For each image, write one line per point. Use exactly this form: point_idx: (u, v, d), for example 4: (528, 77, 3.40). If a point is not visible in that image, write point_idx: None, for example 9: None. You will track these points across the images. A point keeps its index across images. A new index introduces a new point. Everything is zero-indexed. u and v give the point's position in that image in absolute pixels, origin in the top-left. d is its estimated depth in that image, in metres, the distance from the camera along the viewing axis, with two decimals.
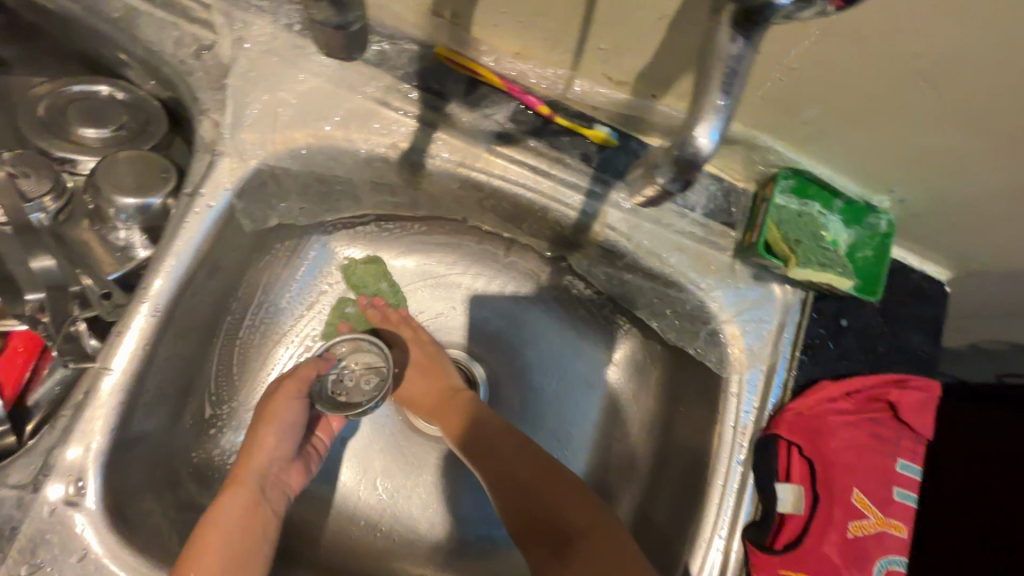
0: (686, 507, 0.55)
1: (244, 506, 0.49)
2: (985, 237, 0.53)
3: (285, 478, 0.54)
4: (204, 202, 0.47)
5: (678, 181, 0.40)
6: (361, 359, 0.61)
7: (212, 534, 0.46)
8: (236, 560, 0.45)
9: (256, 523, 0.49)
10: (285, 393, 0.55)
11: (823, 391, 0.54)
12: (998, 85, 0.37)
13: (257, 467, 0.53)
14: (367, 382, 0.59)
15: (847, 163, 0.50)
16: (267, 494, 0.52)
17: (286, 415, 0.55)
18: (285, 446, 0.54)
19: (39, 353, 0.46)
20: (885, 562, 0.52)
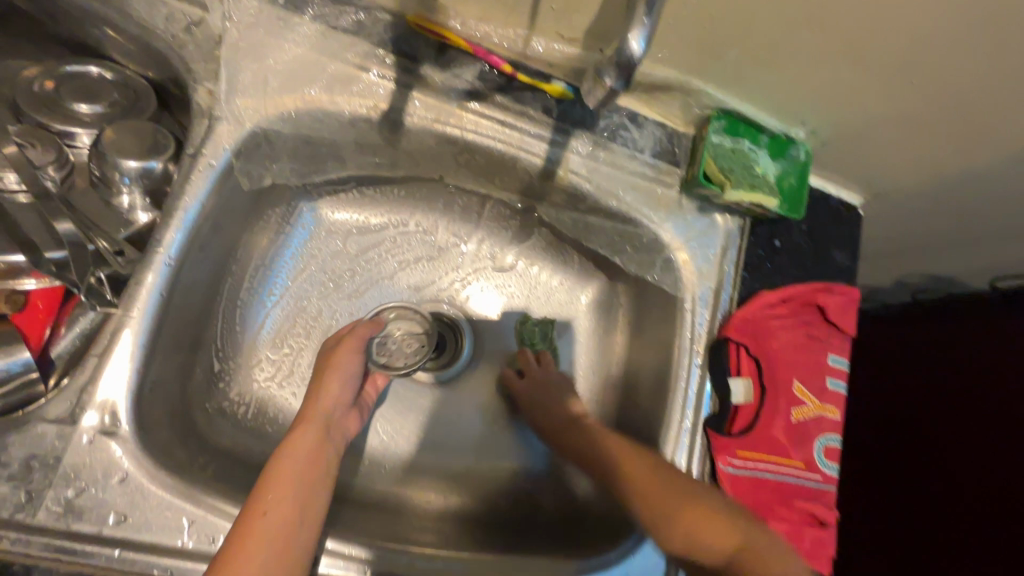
0: (656, 412, 0.63)
1: (313, 442, 0.53)
2: (883, 161, 0.63)
3: (346, 422, 0.59)
4: (207, 161, 0.52)
5: (622, 78, 0.42)
6: (401, 326, 0.69)
7: (286, 465, 0.50)
8: (307, 486, 0.49)
9: (323, 462, 0.53)
10: (347, 346, 0.61)
11: (763, 299, 0.63)
12: (866, 21, 0.47)
13: (324, 408, 0.57)
14: (410, 346, 0.68)
15: (768, 102, 0.58)
16: (331, 433, 0.56)
17: (346, 366, 0.60)
18: (345, 393, 0.59)
19: (59, 308, 0.49)
20: (823, 440, 0.61)
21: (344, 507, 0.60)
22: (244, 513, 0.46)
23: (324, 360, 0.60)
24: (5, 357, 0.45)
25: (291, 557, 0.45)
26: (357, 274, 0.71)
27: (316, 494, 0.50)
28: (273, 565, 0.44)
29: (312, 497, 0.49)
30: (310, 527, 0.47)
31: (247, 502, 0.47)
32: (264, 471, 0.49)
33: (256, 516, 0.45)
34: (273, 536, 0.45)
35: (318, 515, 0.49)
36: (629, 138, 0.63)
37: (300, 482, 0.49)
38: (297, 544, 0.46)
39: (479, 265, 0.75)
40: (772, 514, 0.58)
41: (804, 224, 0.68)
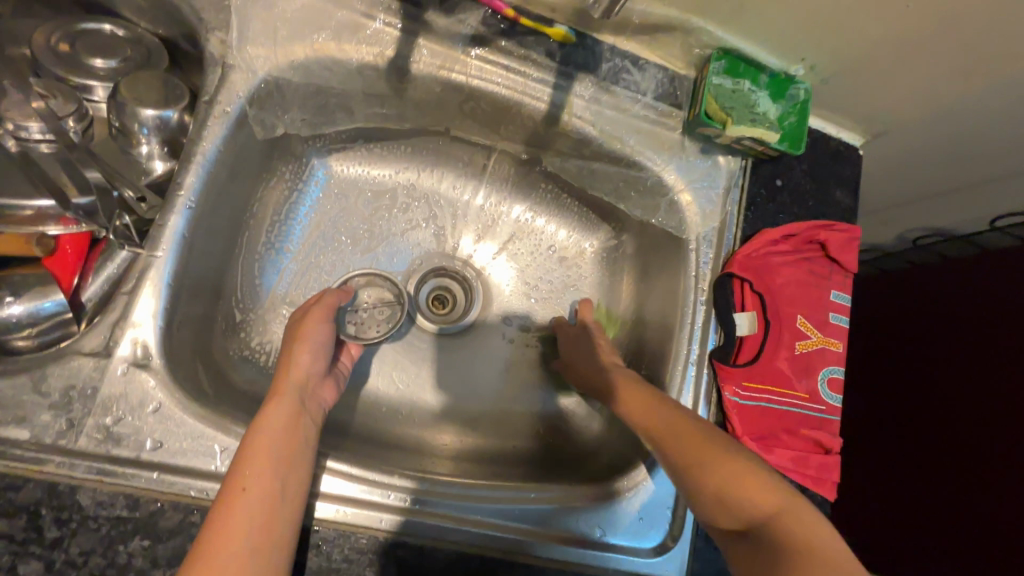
0: (661, 350, 0.65)
1: (292, 415, 0.50)
2: (884, 96, 0.64)
3: (320, 392, 0.56)
4: (222, 108, 0.54)
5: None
6: (372, 294, 0.69)
7: (263, 437, 0.46)
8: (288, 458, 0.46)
9: (301, 430, 0.49)
10: (314, 316, 0.58)
11: (766, 236, 0.64)
12: None
13: (297, 380, 0.54)
14: (381, 314, 0.68)
15: (765, 39, 0.59)
16: (306, 404, 0.53)
17: (316, 336, 0.57)
18: (319, 364, 0.56)
19: (87, 252, 0.52)
20: (826, 372, 0.62)
21: (365, 446, 0.62)
22: (226, 489, 0.43)
23: (293, 330, 0.57)
24: (39, 297, 0.48)
25: (275, 530, 0.43)
26: (367, 229, 0.72)
27: (298, 468, 0.47)
28: (259, 539, 0.42)
29: (295, 469, 0.46)
30: (293, 501, 0.45)
31: (227, 477, 0.44)
32: (241, 445, 0.46)
33: (237, 492, 0.43)
34: (258, 510, 0.43)
35: (296, 485, 0.46)
36: (631, 81, 0.64)
37: (280, 454, 0.46)
38: (279, 518, 0.44)
39: (487, 218, 0.76)
40: (777, 441, 0.60)
41: (804, 163, 0.69)
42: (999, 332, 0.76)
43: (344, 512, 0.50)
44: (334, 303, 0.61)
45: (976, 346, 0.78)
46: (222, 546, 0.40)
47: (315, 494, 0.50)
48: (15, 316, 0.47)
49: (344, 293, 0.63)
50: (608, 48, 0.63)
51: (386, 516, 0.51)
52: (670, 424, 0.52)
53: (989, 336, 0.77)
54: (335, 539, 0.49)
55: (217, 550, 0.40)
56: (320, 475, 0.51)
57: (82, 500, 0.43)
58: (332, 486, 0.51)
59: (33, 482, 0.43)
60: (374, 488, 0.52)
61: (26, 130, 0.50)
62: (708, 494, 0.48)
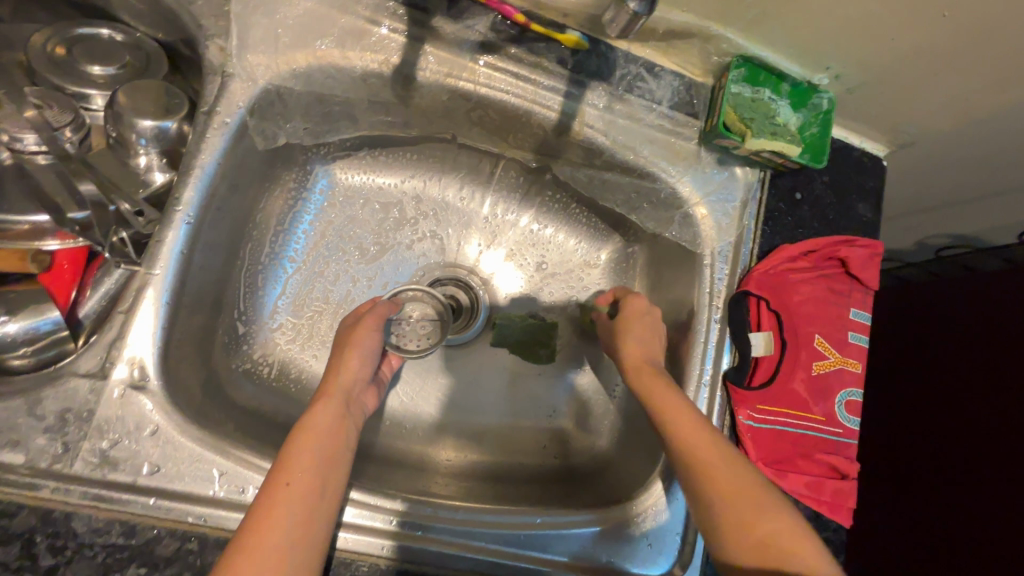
0: (674, 368, 0.63)
1: (334, 418, 0.49)
2: (912, 106, 0.61)
3: (363, 398, 0.55)
4: (221, 119, 0.52)
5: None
6: (416, 309, 0.67)
7: (309, 437, 0.46)
8: (330, 459, 0.46)
9: (345, 433, 0.49)
10: (365, 323, 0.57)
11: (785, 253, 0.62)
12: None
13: (344, 382, 0.53)
14: (423, 329, 0.66)
15: (788, 47, 0.56)
16: (351, 409, 0.52)
17: (366, 343, 0.56)
18: (368, 369, 0.56)
19: (83, 269, 0.51)
20: (844, 394, 0.60)
21: (367, 463, 0.61)
22: (269, 484, 0.43)
23: (347, 334, 0.56)
24: (33, 316, 0.46)
25: (315, 527, 0.42)
26: (373, 237, 0.70)
27: (339, 469, 0.46)
28: (299, 535, 0.41)
29: (336, 471, 0.46)
30: (331, 500, 0.45)
31: (273, 470, 0.44)
32: (287, 441, 0.46)
33: (280, 485, 0.43)
34: (299, 506, 0.42)
35: (336, 488, 0.45)
36: (646, 89, 0.61)
37: (323, 453, 0.46)
38: (317, 517, 0.43)
39: (494, 226, 0.74)
40: (792, 466, 0.58)
41: (825, 175, 0.66)
42: (1002, 317, 0.71)
43: (344, 538, 0.49)
44: (385, 314, 0.59)
45: (985, 338, 0.72)
46: (258, 543, 0.40)
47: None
48: (11, 333, 0.46)
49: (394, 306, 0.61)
50: (622, 55, 0.61)
51: (387, 543, 0.50)
52: (715, 451, 0.51)
53: (996, 337, 0.71)
54: (336, 566, 0.49)
55: (251, 544, 0.40)
56: None
57: (78, 526, 0.42)
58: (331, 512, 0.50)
59: (27, 508, 0.42)
60: (376, 514, 0.51)
61: (21, 141, 0.49)
62: (753, 545, 0.48)
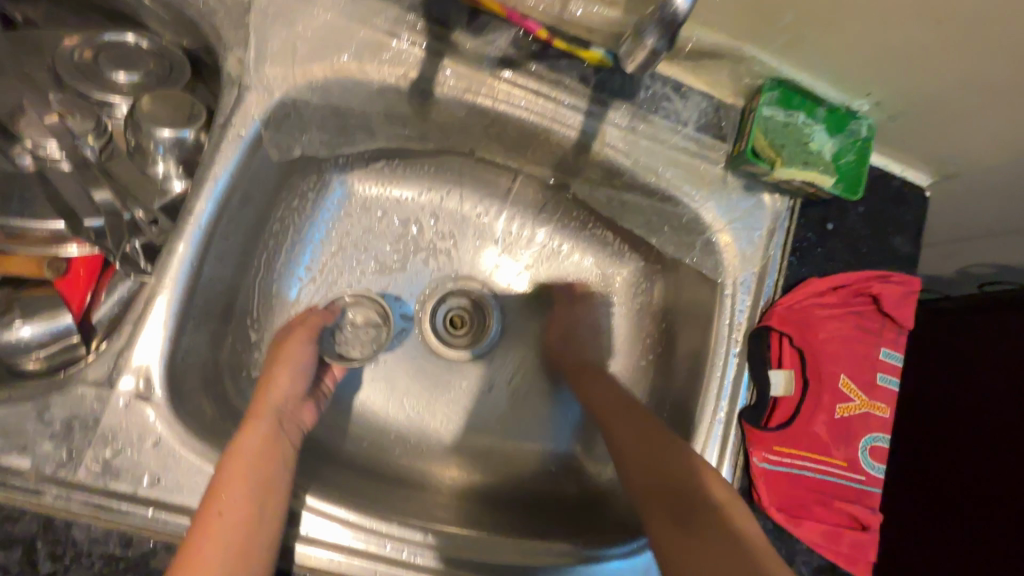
0: (687, 400, 0.61)
1: (266, 437, 0.49)
2: (959, 137, 0.57)
3: (300, 414, 0.55)
4: (235, 131, 0.52)
5: (666, 37, 0.40)
6: (359, 314, 0.66)
7: (239, 462, 0.46)
8: (264, 482, 0.46)
9: (278, 452, 0.49)
10: (297, 338, 0.57)
11: (811, 287, 0.59)
12: None
13: (277, 401, 0.53)
14: (366, 335, 0.65)
15: (826, 71, 0.54)
16: (284, 427, 0.52)
17: (299, 359, 0.56)
18: (299, 386, 0.55)
19: (99, 276, 0.52)
20: (868, 440, 0.56)
21: (367, 479, 0.60)
22: (199, 518, 0.43)
23: (275, 351, 0.56)
24: (46, 320, 0.48)
25: (249, 555, 0.43)
26: (386, 249, 0.70)
27: (275, 490, 0.46)
28: (235, 566, 0.42)
29: (271, 495, 0.46)
30: (271, 523, 0.45)
31: (203, 501, 0.44)
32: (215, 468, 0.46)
33: (211, 519, 0.43)
34: (232, 538, 0.43)
35: (272, 512, 0.45)
36: (671, 110, 0.59)
37: (258, 477, 0.46)
38: (254, 545, 0.44)
39: (510, 242, 0.73)
40: (807, 512, 0.55)
41: (860, 206, 0.63)
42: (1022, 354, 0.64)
43: (336, 561, 0.49)
44: (320, 323, 0.59)
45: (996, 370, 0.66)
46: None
47: (293, 536, 0.49)
48: (27, 337, 0.47)
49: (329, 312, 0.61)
50: (648, 73, 0.58)
51: (381, 569, 0.49)
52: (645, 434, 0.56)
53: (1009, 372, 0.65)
54: None
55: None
56: (313, 520, 0.49)
57: (77, 535, 0.43)
58: (304, 526, 0.49)
59: (30, 513, 0.43)
60: (368, 538, 0.50)
61: (44, 148, 0.50)
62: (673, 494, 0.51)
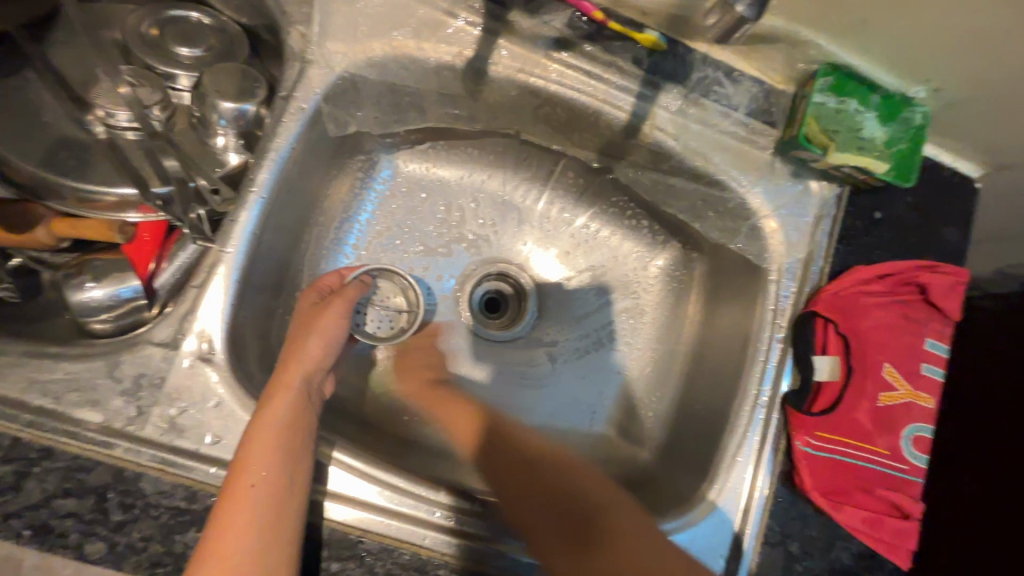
0: (728, 384, 0.61)
1: (291, 410, 0.48)
2: (1015, 126, 0.56)
3: (324, 384, 0.54)
4: (298, 104, 0.53)
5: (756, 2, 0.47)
6: (387, 288, 0.67)
7: (265, 435, 0.45)
8: (291, 455, 0.46)
9: (305, 423, 0.48)
10: (335, 309, 0.56)
11: (857, 275, 0.59)
12: None
13: (305, 370, 0.52)
14: (385, 314, 0.66)
15: (884, 56, 0.54)
16: (311, 397, 0.51)
17: (330, 331, 0.55)
18: (331, 357, 0.55)
19: (163, 241, 0.54)
20: (912, 429, 0.56)
21: (410, 451, 0.61)
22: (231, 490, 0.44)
23: (309, 320, 0.55)
24: (116, 283, 0.49)
25: (282, 527, 0.43)
26: (428, 229, 0.71)
27: (301, 462, 0.46)
28: (267, 538, 0.42)
29: (297, 468, 0.46)
30: (299, 494, 0.45)
31: (232, 473, 0.44)
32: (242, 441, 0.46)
33: (241, 492, 0.44)
34: (263, 512, 0.43)
35: (299, 484, 0.45)
36: (722, 94, 0.59)
37: (286, 451, 0.46)
38: (286, 517, 0.44)
39: (549, 225, 0.73)
40: (849, 498, 0.55)
41: (909, 196, 0.63)
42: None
43: (387, 524, 0.50)
44: (354, 298, 0.58)
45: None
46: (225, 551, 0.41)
47: (345, 498, 0.50)
48: (97, 298, 0.49)
49: (365, 286, 0.60)
50: (700, 57, 0.58)
51: (429, 534, 0.50)
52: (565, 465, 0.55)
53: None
54: (378, 552, 0.49)
55: (216, 551, 0.41)
56: (365, 485, 0.51)
57: (146, 487, 0.45)
58: (356, 491, 0.50)
59: (102, 465, 0.45)
60: (418, 504, 0.51)
61: (116, 116, 0.52)
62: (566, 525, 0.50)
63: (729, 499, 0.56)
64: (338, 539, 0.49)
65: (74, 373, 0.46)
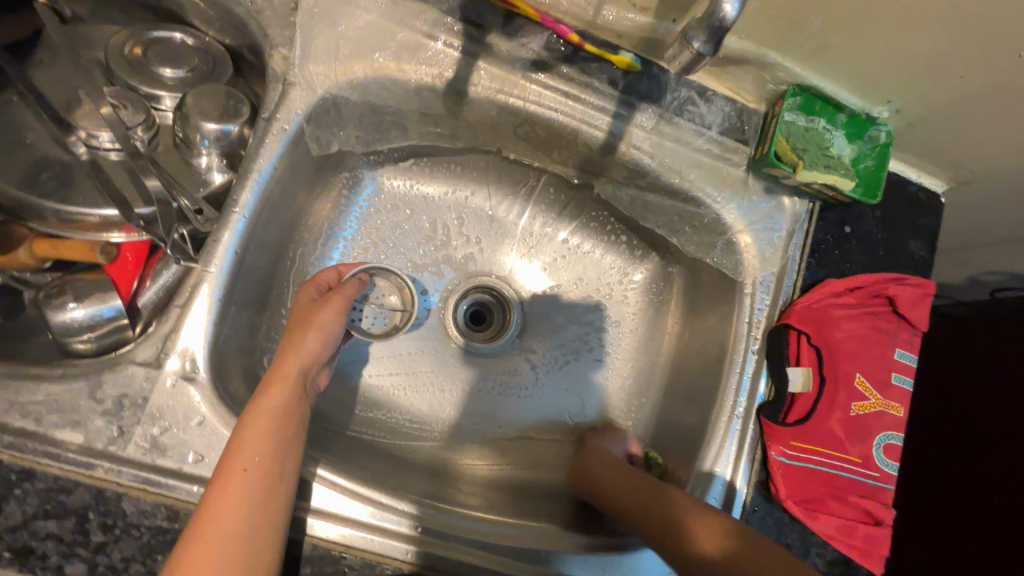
0: (707, 393, 0.62)
1: (289, 401, 0.49)
2: (974, 145, 0.59)
3: (318, 378, 0.55)
4: (280, 125, 0.54)
5: (712, 41, 0.43)
6: (384, 288, 0.67)
7: (264, 421, 0.46)
8: (287, 441, 0.46)
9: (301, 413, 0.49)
10: (333, 305, 0.56)
11: (829, 288, 0.61)
12: None
13: (302, 362, 0.52)
14: (380, 313, 0.66)
15: (849, 79, 0.56)
16: (306, 391, 0.51)
17: (330, 325, 0.55)
18: (328, 351, 0.55)
19: (145, 260, 0.55)
20: (883, 437, 0.58)
21: (392, 467, 0.61)
22: (223, 468, 0.44)
23: (308, 313, 0.55)
24: (98, 303, 0.50)
25: (273, 507, 0.43)
26: (411, 244, 0.71)
27: (294, 451, 0.47)
28: (258, 518, 0.42)
29: (291, 454, 0.46)
30: (290, 479, 0.45)
31: (226, 453, 0.44)
32: (237, 427, 0.46)
33: (234, 471, 0.43)
34: (256, 491, 0.43)
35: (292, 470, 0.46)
36: (696, 114, 0.61)
37: (280, 439, 0.46)
38: (277, 499, 0.44)
39: (532, 240, 0.74)
40: (823, 506, 0.57)
41: (877, 210, 0.65)
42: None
43: (370, 540, 0.50)
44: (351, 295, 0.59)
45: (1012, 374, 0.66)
46: (213, 532, 0.41)
47: (327, 517, 0.50)
48: (78, 319, 0.49)
49: (362, 284, 0.61)
50: (674, 78, 0.60)
51: (412, 548, 0.51)
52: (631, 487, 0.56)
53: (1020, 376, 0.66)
54: (361, 568, 0.50)
55: (210, 525, 0.41)
56: (348, 501, 0.51)
57: (127, 507, 0.45)
58: (339, 507, 0.51)
59: (82, 486, 0.45)
60: (400, 519, 0.52)
61: (98, 138, 0.52)
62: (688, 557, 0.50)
63: (708, 509, 0.57)
64: (321, 555, 0.49)
65: (55, 394, 0.46)
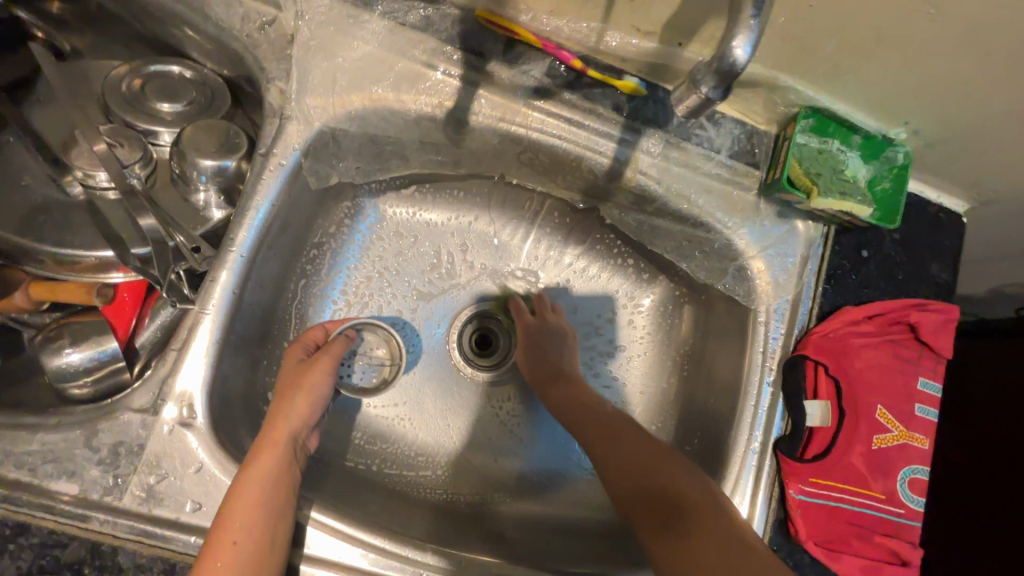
0: (721, 426, 0.60)
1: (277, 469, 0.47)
2: (996, 165, 0.56)
3: (308, 442, 0.52)
4: (278, 160, 0.53)
5: (721, 86, 0.41)
6: (371, 341, 0.65)
7: (250, 493, 0.44)
8: (275, 510, 0.45)
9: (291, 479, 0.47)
10: (322, 363, 0.54)
11: (846, 315, 0.58)
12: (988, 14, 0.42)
13: (291, 427, 0.50)
14: (370, 367, 0.65)
15: (864, 100, 0.54)
16: (295, 456, 0.49)
17: (318, 388, 0.53)
18: (315, 417, 0.53)
19: (143, 301, 0.54)
20: (907, 472, 0.55)
21: (396, 506, 0.60)
22: (214, 538, 0.43)
23: (295, 377, 0.53)
24: (94, 347, 0.49)
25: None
26: (414, 271, 0.70)
27: (283, 520, 0.46)
28: None
29: (280, 523, 0.45)
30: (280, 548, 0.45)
31: (217, 524, 0.44)
32: (227, 495, 0.45)
33: (224, 544, 0.43)
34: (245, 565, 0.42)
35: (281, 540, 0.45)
36: (704, 137, 0.59)
37: (268, 511, 0.45)
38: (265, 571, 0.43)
39: (537, 265, 0.73)
40: (844, 545, 0.55)
41: (896, 232, 0.62)
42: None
43: None
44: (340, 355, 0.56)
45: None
46: None
47: (329, 563, 0.49)
48: (74, 362, 0.48)
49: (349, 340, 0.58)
50: None
51: None
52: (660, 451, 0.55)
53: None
54: None
55: None
56: (349, 548, 0.50)
57: (123, 560, 0.44)
58: (339, 554, 0.49)
59: (78, 539, 0.44)
60: (403, 567, 0.50)
61: (95, 177, 0.51)
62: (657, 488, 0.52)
63: None
64: None
65: (50, 444, 0.45)
